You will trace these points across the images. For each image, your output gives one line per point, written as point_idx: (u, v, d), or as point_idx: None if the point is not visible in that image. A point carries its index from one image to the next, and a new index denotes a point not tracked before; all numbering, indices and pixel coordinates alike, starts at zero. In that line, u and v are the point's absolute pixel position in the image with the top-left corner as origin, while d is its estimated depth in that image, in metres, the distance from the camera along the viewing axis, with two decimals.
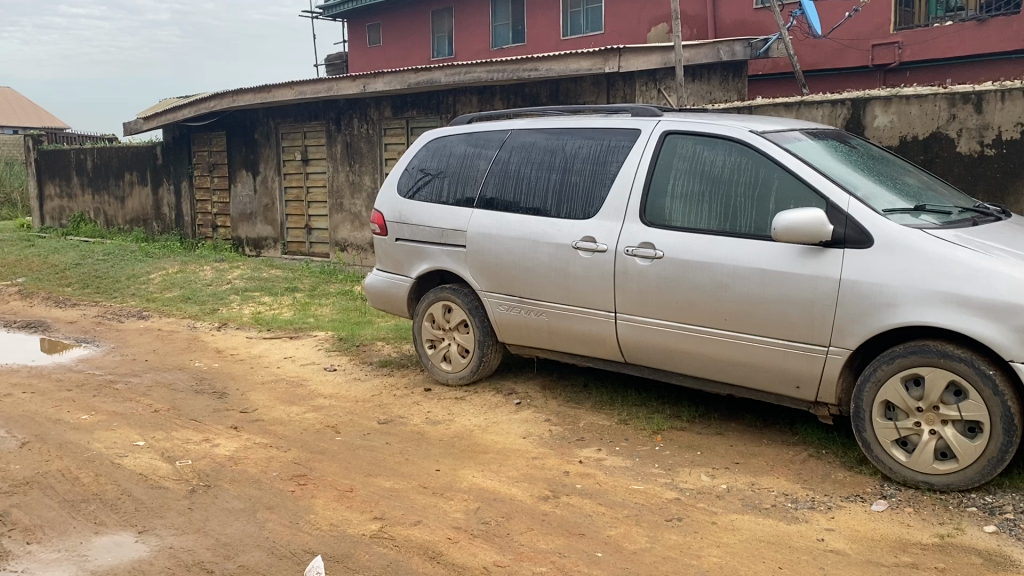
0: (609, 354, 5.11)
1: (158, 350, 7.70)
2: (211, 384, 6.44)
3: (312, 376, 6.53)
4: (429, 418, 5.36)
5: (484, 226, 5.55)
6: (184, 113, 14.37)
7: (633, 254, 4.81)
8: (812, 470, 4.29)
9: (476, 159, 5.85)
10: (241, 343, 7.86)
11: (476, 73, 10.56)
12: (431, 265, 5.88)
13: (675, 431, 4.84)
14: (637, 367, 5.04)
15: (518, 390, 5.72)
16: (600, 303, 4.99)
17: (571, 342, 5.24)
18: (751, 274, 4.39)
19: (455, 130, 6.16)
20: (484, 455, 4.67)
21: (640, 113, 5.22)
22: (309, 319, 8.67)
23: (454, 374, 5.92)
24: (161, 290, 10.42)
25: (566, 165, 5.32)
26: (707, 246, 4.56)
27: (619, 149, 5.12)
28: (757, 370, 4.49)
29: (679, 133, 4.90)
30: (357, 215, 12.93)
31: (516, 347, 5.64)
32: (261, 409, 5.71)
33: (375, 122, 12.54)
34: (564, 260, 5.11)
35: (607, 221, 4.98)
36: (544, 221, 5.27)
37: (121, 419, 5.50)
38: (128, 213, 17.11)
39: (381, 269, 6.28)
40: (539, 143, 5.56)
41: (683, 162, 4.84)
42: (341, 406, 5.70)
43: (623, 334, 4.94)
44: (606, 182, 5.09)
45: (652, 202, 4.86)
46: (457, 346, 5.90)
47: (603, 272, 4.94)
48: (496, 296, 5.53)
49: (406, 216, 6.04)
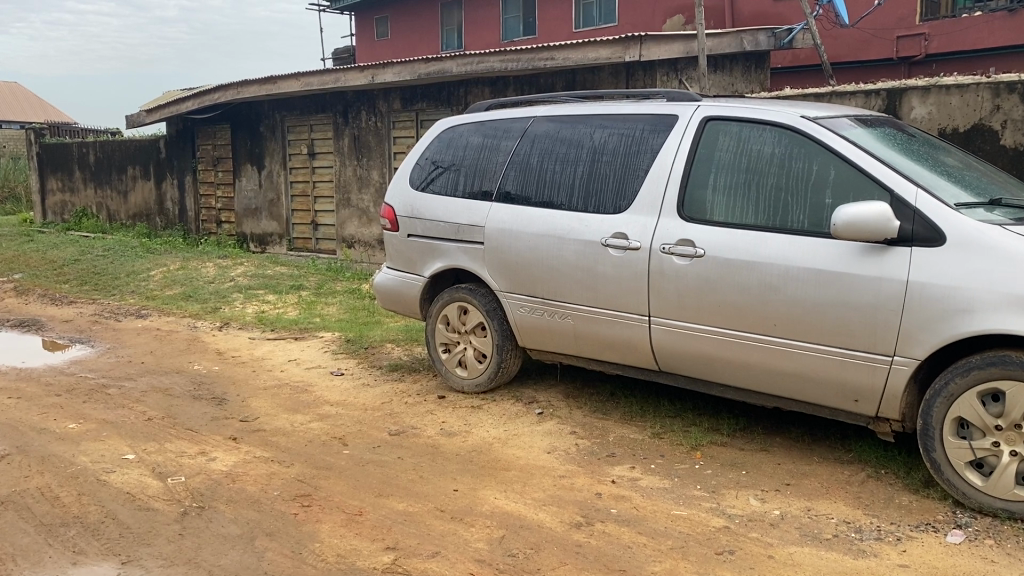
0: (641, 362, 4.67)
1: (155, 351, 7.29)
2: (210, 389, 6.02)
3: (318, 381, 6.11)
4: (445, 429, 4.93)
5: (504, 222, 5.11)
6: (188, 106, 13.96)
7: (670, 253, 4.38)
8: (873, 493, 3.85)
9: (496, 149, 5.42)
10: (244, 343, 7.45)
11: (489, 63, 10.12)
12: (447, 263, 5.45)
13: (715, 447, 4.41)
14: (673, 376, 4.60)
15: (540, 398, 5.29)
16: (632, 305, 4.56)
17: (600, 348, 4.80)
18: (805, 276, 3.96)
19: (472, 119, 5.72)
20: (506, 473, 4.24)
21: (676, 98, 4.77)
22: (315, 319, 8.26)
23: (470, 381, 5.47)
24: (162, 287, 10.02)
25: (594, 155, 4.88)
26: (753, 244, 4.13)
27: (653, 137, 4.68)
28: (811, 382, 4.05)
29: (721, 119, 4.46)
30: (365, 211, 12.53)
31: (538, 352, 5.22)
32: (262, 418, 5.28)
33: (383, 115, 12.11)
34: (593, 258, 4.67)
35: (640, 216, 4.55)
36: (570, 215, 4.83)
37: (111, 428, 5.08)
38: (130, 208, 16.72)
39: (392, 267, 5.85)
40: (564, 132, 5.12)
41: (726, 151, 4.39)
42: (348, 415, 5.27)
43: (658, 340, 4.50)
44: (640, 173, 4.65)
45: (690, 195, 4.42)
46: (473, 351, 5.46)
47: (636, 272, 4.51)
48: (517, 298, 5.10)
49: (419, 211, 5.61)
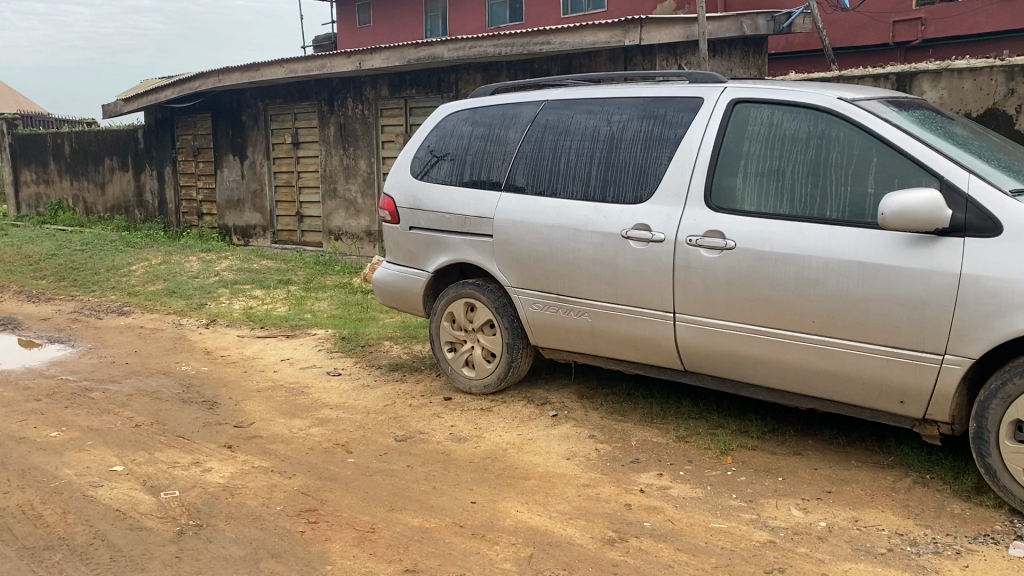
0: (664, 361, 4.40)
1: (140, 351, 6.94)
2: (200, 392, 5.69)
3: (314, 382, 5.80)
4: (454, 434, 4.64)
5: (515, 212, 4.82)
6: (166, 94, 13.54)
7: (697, 245, 4.10)
8: (922, 501, 3.60)
9: (504, 135, 5.12)
10: (233, 342, 7.12)
11: (482, 48, 9.80)
12: (452, 257, 5.15)
13: (746, 451, 4.16)
14: (699, 377, 4.34)
15: (552, 399, 5.02)
16: (656, 301, 4.28)
17: (619, 347, 4.53)
18: (846, 269, 3.70)
19: (477, 103, 5.41)
20: (526, 482, 3.96)
21: (699, 79, 4.49)
22: (306, 315, 7.93)
23: (478, 382, 5.18)
24: (144, 282, 9.64)
25: (611, 141, 4.60)
26: (787, 235, 3.87)
27: (676, 121, 4.40)
28: (851, 382, 3.80)
29: (750, 102, 4.18)
30: (353, 202, 12.19)
31: (551, 351, 4.94)
32: (258, 424, 4.97)
33: (371, 102, 11.76)
34: (612, 252, 4.39)
35: (664, 206, 4.27)
36: (587, 205, 4.55)
37: (96, 436, 4.75)
38: (108, 200, 16.27)
39: (393, 261, 5.55)
40: (578, 116, 4.82)
41: (756, 136, 4.12)
42: (351, 420, 4.97)
43: (683, 338, 4.23)
44: (663, 159, 4.36)
45: (718, 182, 4.15)
46: (482, 350, 5.18)
47: (659, 266, 4.23)
48: (529, 294, 4.81)
49: (422, 202, 5.30)
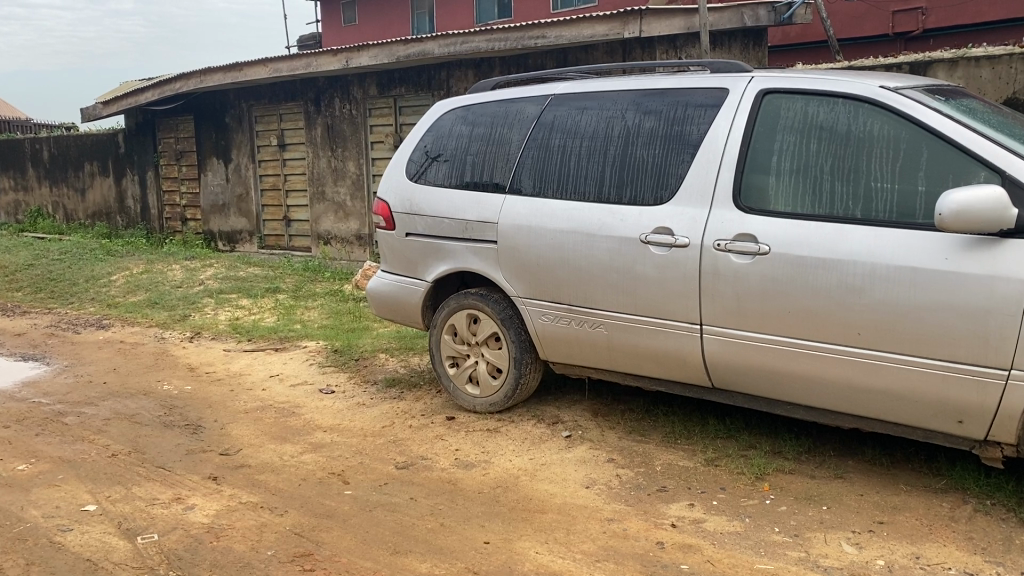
0: (689, 378, 4.03)
1: (119, 368, 6.51)
2: (182, 415, 5.27)
3: (305, 402, 5.40)
4: (460, 460, 4.24)
5: (521, 216, 4.43)
6: (147, 96, 13.09)
7: (726, 250, 3.73)
8: (986, 532, 3.24)
9: (508, 133, 4.73)
10: (218, 357, 6.71)
11: (475, 43, 9.41)
12: (453, 265, 4.76)
13: (783, 476, 3.80)
14: (728, 393, 3.97)
15: (564, 418, 4.64)
16: (680, 312, 3.91)
17: (638, 362, 4.15)
18: (896, 274, 3.33)
19: (477, 99, 5.02)
20: (543, 517, 3.57)
21: (722, 68, 4.11)
22: (295, 326, 7.52)
23: (483, 400, 4.79)
24: (125, 293, 9.21)
25: (627, 137, 4.22)
26: (828, 238, 3.50)
27: (700, 115, 4.01)
28: (903, 400, 3.44)
29: (781, 92, 3.81)
30: (342, 204, 11.79)
31: (562, 366, 4.56)
32: (246, 451, 4.57)
33: (359, 101, 11.35)
34: (631, 258, 4.01)
35: (687, 207, 3.89)
36: (601, 208, 4.16)
37: (67, 469, 4.33)
38: (89, 206, 15.81)
39: (389, 269, 5.15)
40: (589, 111, 4.43)
41: (790, 128, 3.75)
42: (346, 445, 4.57)
43: (712, 353, 3.86)
44: (684, 156, 3.98)
45: (747, 181, 3.78)
46: (486, 365, 4.78)
47: (683, 274, 3.86)
48: (538, 304, 4.43)
49: (419, 206, 4.91)
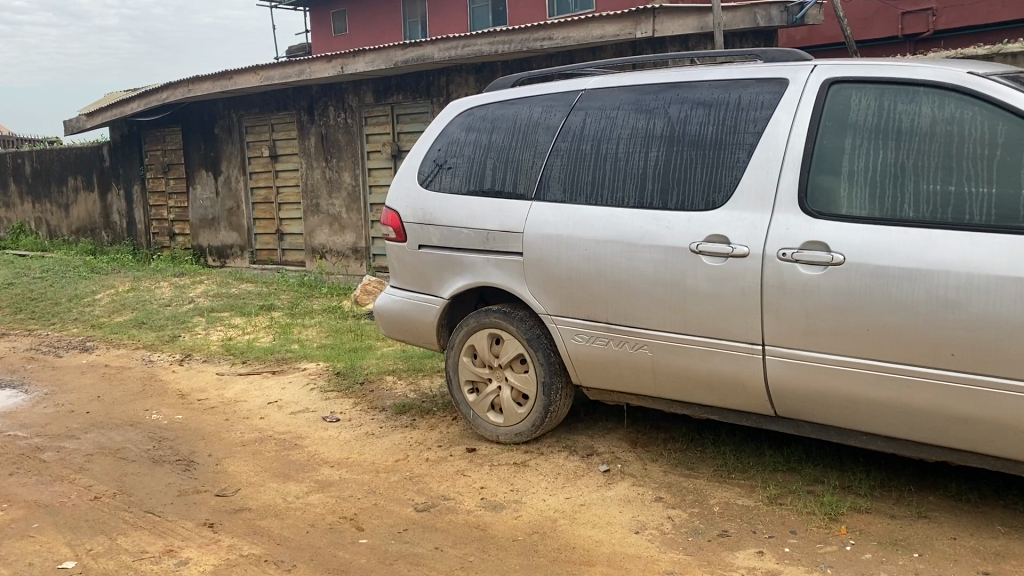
0: (748, 405, 3.57)
1: (103, 396, 6.00)
2: (173, 449, 4.78)
3: (308, 432, 4.91)
4: (487, 500, 3.77)
5: (551, 225, 3.98)
6: (133, 107, 12.61)
7: (794, 260, 3.29)
8: None
9: (532, 132, 4.28)
10: (211, 381, 6.21)
11: (477, 47, 8.97)
12: (472, 279, 4.30)
13: (858, 517, 3.36)
14: (794, 423, 3.52)
15: (600, 449, 4.17)
16: (739, 331, 3.46)
17: (689, 388, 3.69)
18: (998, 286, 2.89)
19: (497, 96, 4.57)
20: (591, 571, 3.10)
21: (775, 56, 3.70)
22: (293, 346, 7.03)
23: (507, 429, 4.31)
24: (111, 313, 8.70)
25: (671, 134, 3.77)
26: (913, 247, 3.07)
27: (755, 108, 3.58)
28: (1004, 431, 2.99)
29: (850, 82, 3.37)
30: (337, 217, 11.32)
31: (596, 392, 4.10)
32: (245, 491, 4.08)
33: (354, 109, 10.89)
34: (679, 270, 3.57)
35: (745, 213, 3.45)
36: (643, 214, 3.71)
37: (43, 516, 3.84)
38: (73, 222, 15.29)
39: (399, 285, 4.69)
40: (626, 107, 3.99)
41: (862, 121, 3.31)
42: (356, 482, 4.08)
43: (777, 377, 3.42)
44: (739, 155, 3.54)
45: (815, 182, 3.34)
46: (510, 391, 4.30)
47: (741, 288, 3.42)
48: (571, 323, 3.97)
49: (433, 215, 4.46)
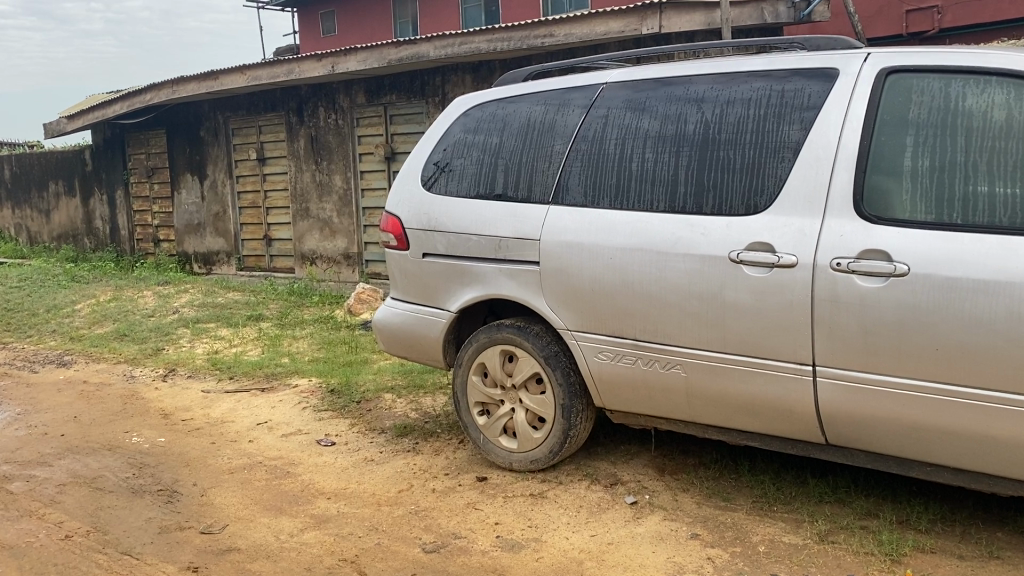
0: (795, 432, 3.20)
1: (80, 416, 5.59)
2: (154, 477, 4.38)
3: (302, 458, 4.52)
4: (503, 538, 3.39)
5: (571, 231, 3.61)
6: (115, 109, 12.18)
7: (850, 271, 2.93)
8: None
9: (548, 130, 3.91)
10: (196, 400, 5.81)
11: (474, 44, 8.59)
12: (482, 291, 3.93)
13: (922, 557, 3.00)
14: (846, 452, 3.16)
15: (625, 477, 3.81)
16: (787, 350, 3.10)
17: (728, 413, 3.32)
18: None
19: (508, 90, 4.20)
20: None
21: (821, 44, 3.34)
22: (283, 360, 6.64)
23: (521, 455, 3.93)
24: (90, 324, 8.27)
25: (705, 129, 3.40)
26: (989, 256, 2.70)
27: (800, 101, 3.22)
28: None
29: (911, 71, 3.02)
30: (328, 221, 10.92)
31: (620, 416, 3.73)
32: (234, 528, 3.69)
33: (345, 110, 10.50)
34: (717, 282, 3.20)
35: (792, 217, 3.10)
36: (675, 219, 3.35)
37: (7, 560, 3.44)
38: (55, 228, 14.85)
39: (400, 297, 4.31)
40: (652, 100, 3.62)
41: (925, 116, 2.96)
42: (356, 518, 3.69)
43: (829, 401, 3.06)
44: (784, 154, 3.19)
45: (872, 183, 2.98)
46: (524, 414, 3.92)
47: (789, 302, 3.06)
48: (592, 340, 3.60)
49: (438, 221, 4.08)
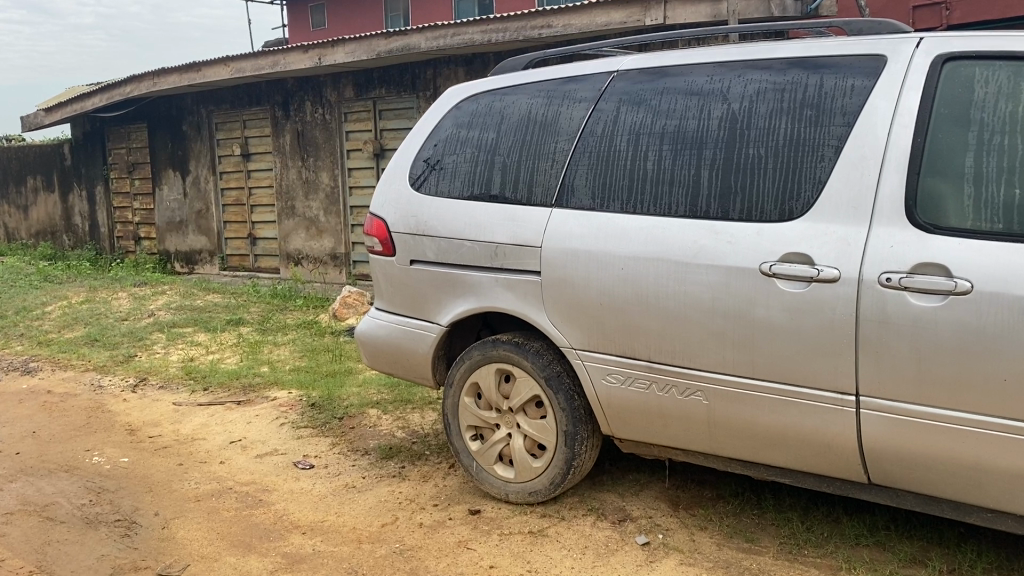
0: (833, 468, 2.81)
1: (39, 432, 5.16)
2: (113, 505, 3.95)
3: (277, 483, 4.11)
4: None
5: (577, 238, 3.21)
6: (94, 102, 11.72)
7: (902, 287, 2.53)
8: None
9: (551, 124, 3.51)
10: (166, 413, 5.39)
11: (467, 35, 8.18)
12: (476, 303, 3.52)
13: None
14: (892, 492, 2.77)
15: (635, 513, 3.41)
16: (827, 378, 2.71)
17: (755, 445, 2.93)
18: None
19: (507, 80, 3.79)
20: None
21: (864, 28, 2.95)
22: (262, 369, 6.21)
23: (519, 487, 3.52)
24: (60, 328, 7.83)
25: (731, 123, 3.01)
26: None
27: (842, 91, 2.82)
28: None
29: (972, 58, 2.63)
30: (314, 220, 10.50)
31: (630, 445, 3.33)
32: (196, 569, 3.28)
33: (333, 105, 10.08)
34: (746, 298, 2.81)
35: (834, 225, 2.70)
36: (697, 226, 2.95)
37: None
38: (33, 224, 14.38)
39: (386, 308, 3.91)
40: (670, 90, 3.22)
41: (990, 110, 2.56)
42: (333, 558, 3.28)
43: (874, 436, 2.67)
44: (823, 152, 2.79)
45: (928, 188, 2.59)
46: (522, 440, 3.51)
47: (830, 322, 2.67)
48: (600, 360, 3.20)
49: (427, 224, 3.68)
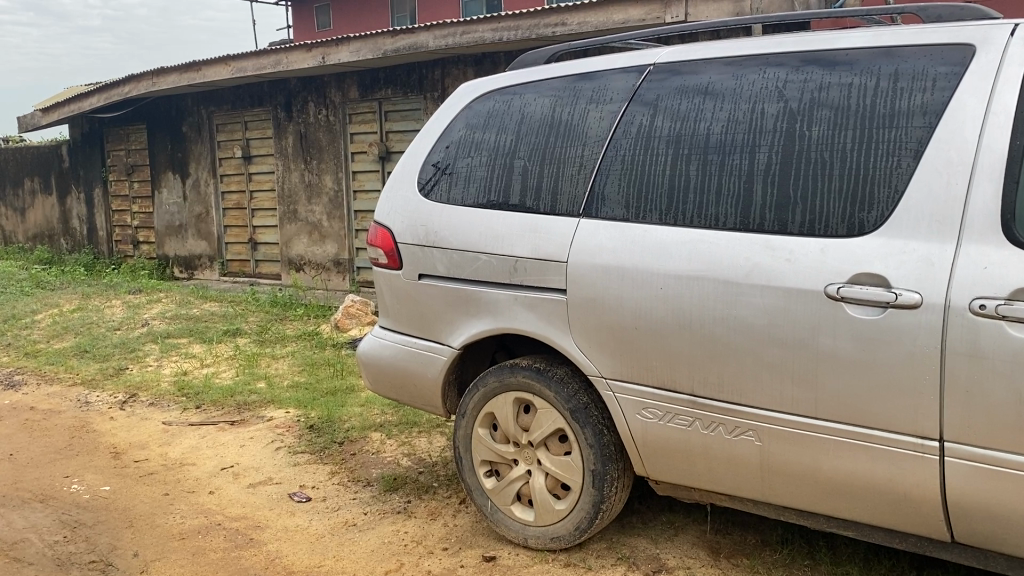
0: (911, 523, 2.41)
1: (17, 454, 4.78)
2: (88, 544, 3.58)
3: (270, 519, 3.72)
4: None
5: (609, 253, 2.83)
6: (91, 102, 11.37)
7: (999, 316, 2.13)
8: None
9: (578, 125, 3.13)
10: (154, 434, 5.01)
11: (477, 33, 7.80)
12: (492, 323, 3.14)
13: None
14: (981, 554, 2.37)
15: (671, 563, 3.02)
16: (906, 421, 2.32)
17: (817, 493, 2.53)
18: None
19: (528, 75, 3.41)
20: None
21: (943, 15, 2.56)
22: (258, 385, 5.83)
23: (540, 531, 3.14)
24: (49, 338, 7.46)
25: (788, 123, 2.62)
26: None
27: (918, 84, 2.44)
28: None
29: None
30: (317, 224, 10.14)
31: (667, 487, 2.94)
32: None
33: (336, 105, 9.73)
34: (808, 325, 2.43)
35: (916, 242, 2.31)
36: (750, 241, 2.56)
37: None
38: (30, 227, 14.03)
39: (391, 327, 3.53)
40: (715, 85, 2.83)
41: None
42: None
43: (963, 489, 2.26)
44: (898, 157, 2.41)
45: None
46: (542, 479, 3.13)
47: (910, 355, 2.28)
48: (635, 392, 2.82)
49: (438, 234, 3.30)
